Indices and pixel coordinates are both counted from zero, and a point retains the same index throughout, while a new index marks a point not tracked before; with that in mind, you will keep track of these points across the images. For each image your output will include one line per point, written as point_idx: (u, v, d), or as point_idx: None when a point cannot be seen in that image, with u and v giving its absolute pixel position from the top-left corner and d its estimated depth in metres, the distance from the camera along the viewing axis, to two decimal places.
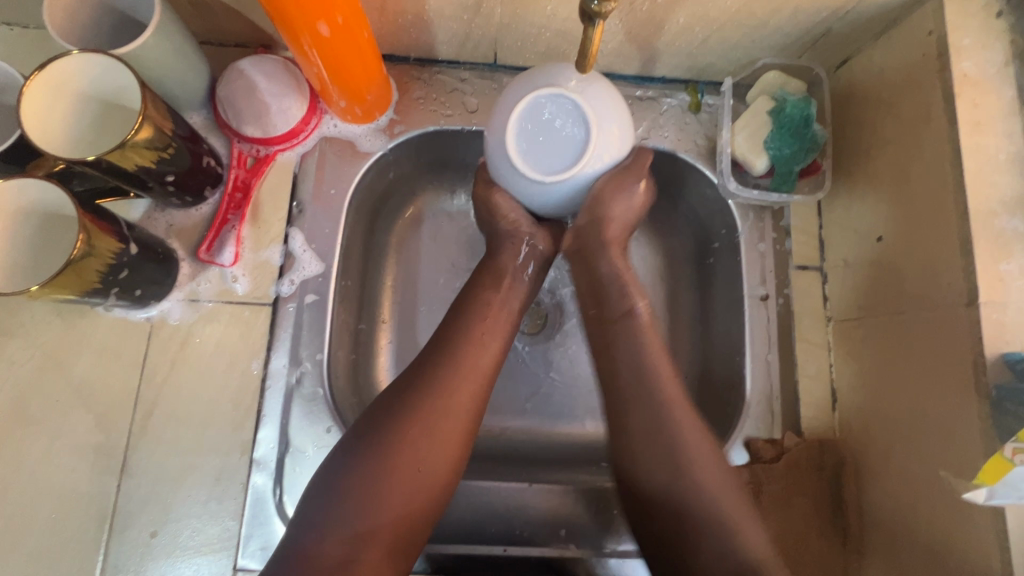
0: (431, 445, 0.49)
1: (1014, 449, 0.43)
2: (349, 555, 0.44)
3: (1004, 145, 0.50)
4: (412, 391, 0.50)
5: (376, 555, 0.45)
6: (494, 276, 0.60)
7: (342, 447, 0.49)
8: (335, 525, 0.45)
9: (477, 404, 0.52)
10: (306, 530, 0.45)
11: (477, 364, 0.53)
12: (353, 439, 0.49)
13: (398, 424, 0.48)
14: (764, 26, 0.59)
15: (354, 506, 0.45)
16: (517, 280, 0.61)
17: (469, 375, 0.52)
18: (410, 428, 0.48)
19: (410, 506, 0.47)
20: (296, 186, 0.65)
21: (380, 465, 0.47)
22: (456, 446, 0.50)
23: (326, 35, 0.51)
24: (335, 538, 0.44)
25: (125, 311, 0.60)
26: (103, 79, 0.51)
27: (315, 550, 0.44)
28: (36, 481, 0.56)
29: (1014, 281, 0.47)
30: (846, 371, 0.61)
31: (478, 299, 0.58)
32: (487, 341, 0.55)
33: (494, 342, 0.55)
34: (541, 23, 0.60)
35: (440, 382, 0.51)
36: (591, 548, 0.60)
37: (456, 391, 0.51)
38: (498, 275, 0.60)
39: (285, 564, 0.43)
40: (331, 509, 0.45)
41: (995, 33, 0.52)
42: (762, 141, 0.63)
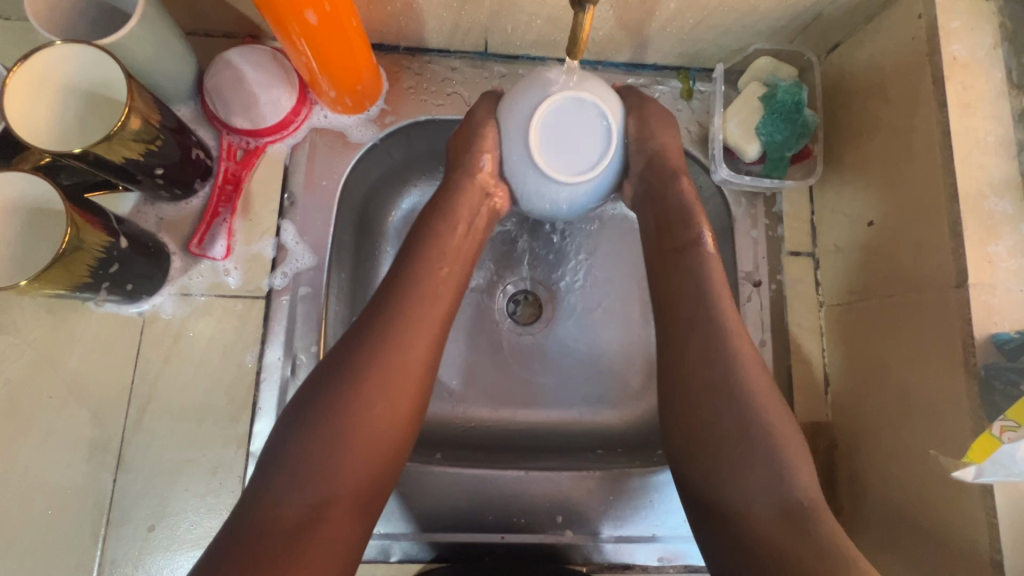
0: (385, 403, 0.49)
1: (1003, 427, 0.43)
2: (309, 516, 0.44)
3: (991, 128, 0.50)
4: (359, 349, 0.50)
5: (339, 515, 0.45)
6: (449, 222, 0.58)
7: (291, 412, 0.48)
8: (290, 489, 0.45)
9: (427, 359, 0.52)
10: (260, 497, 0.45)
11: (429, 319, 0.53)
12: (302, 402, 0.48)
13: (346, 383, 0.48)
14: (755, 11, 0.59)
15: (308, 468, 0.45)
16: (473, 230, 0.59)
17: (416, 331, 0.52)
18: (359, 384, 0.48)
19: (367, 465, 0.47)
20: (287, 177, 0.65)
21: (330, 425, 0.47)
22: (409, 403, 0.50)
23: (314, 23, 0.50)
24: (295, 500, 0.44)
25: (116, 306, 0.59)
26: (87, 71, 0.51)
27: (273, 512, 0.44)
28: (31, 478, 0.56)
29: (1002, 263, 0.48)
30: (838, 355, 0.62)
31: (432, 249, 0.56)
32: (439, 294, 0.55)
33: (445, 294, 0.55)
34: (532, 10, 0.59)
35: (388, 339, 0.50)
36: (588, 534, 0.61)
37: (404, 347, 0.50)
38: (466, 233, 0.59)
39: (244, 531, 0.43)
40: (284, 475, 0.45)
41: (984, 16, 0.52)
42: (754, 127, 0.64)
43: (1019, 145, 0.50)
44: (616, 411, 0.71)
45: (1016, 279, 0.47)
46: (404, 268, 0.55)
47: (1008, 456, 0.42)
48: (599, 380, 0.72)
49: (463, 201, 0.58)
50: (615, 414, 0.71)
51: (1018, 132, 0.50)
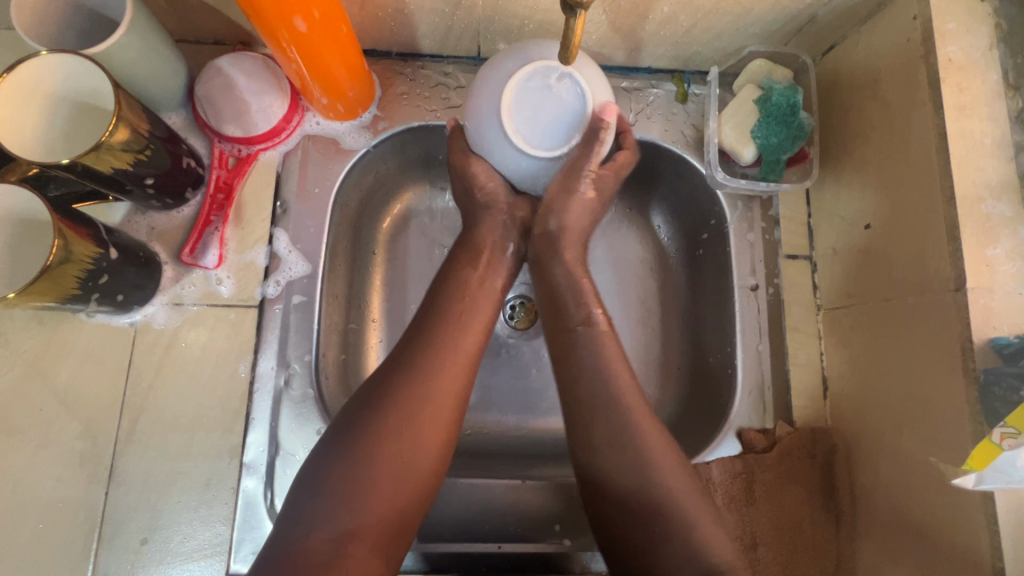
0: (415, 435, 0.48)
1: (1003, 433, 0.42)
2: (336, 551, 0.43)
3: (988, 130, 0.50)
4: (389, 381, 0.50)
5: (365, 549, 0.44)
6: (472, 253, 0.60)
7: (322, 445, 0.48)
8: (320, 520, 0.44)
9: (460, 391, 0.52)
10: (290, 530, 0.44)
11: (460, 347, 0.53)
12: (333, 433, 0.48)
13: (376, 413, 0.48)
14: (749, 14, 0.59)
15: (337, 498, 0.45)
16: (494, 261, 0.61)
17: (450, 361, 0.52)
18: (392, 413, 0.48)
19: (396, 495, 0.46)
20: (279, 185, 0.64)
21: (362, 454, 0.46)
22: (441, 433, 0.49)
23: (303, 30, 0.49)
24: (322, 533, 0.44)
25: (107, 317, 0.59)
26: (74, 81, 0.50)
27: (301, 546, 0.43)
28: (22, 491, 0.55)
29: (1000, 266, 0.47)
30: (836, 360, 0.62)
31: (456, 281, 0.57)
32: (468, 323, 0.55)
33: (474, 324, 0.55)
34: (523, 14, 0.59)
35: (417, 369, 0.51)
36: (585, 542, 0.61)
37: (435, 376, 0.51)
38: (475, 251, 0.60)
39: (275, 562, 0.43)
40: (314, 506, 0.45)
41: (980, 16, 0.52)
42: (749, 129, 0.63)
43: (1016, 146, 0.50)
44: None
45: (1015, 282, 0.47)
46: (435, 301, 0.56)
47: (1009, 464, 0.42)
48: None
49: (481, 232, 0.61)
50: None
51: (1015, 134, 0.50)
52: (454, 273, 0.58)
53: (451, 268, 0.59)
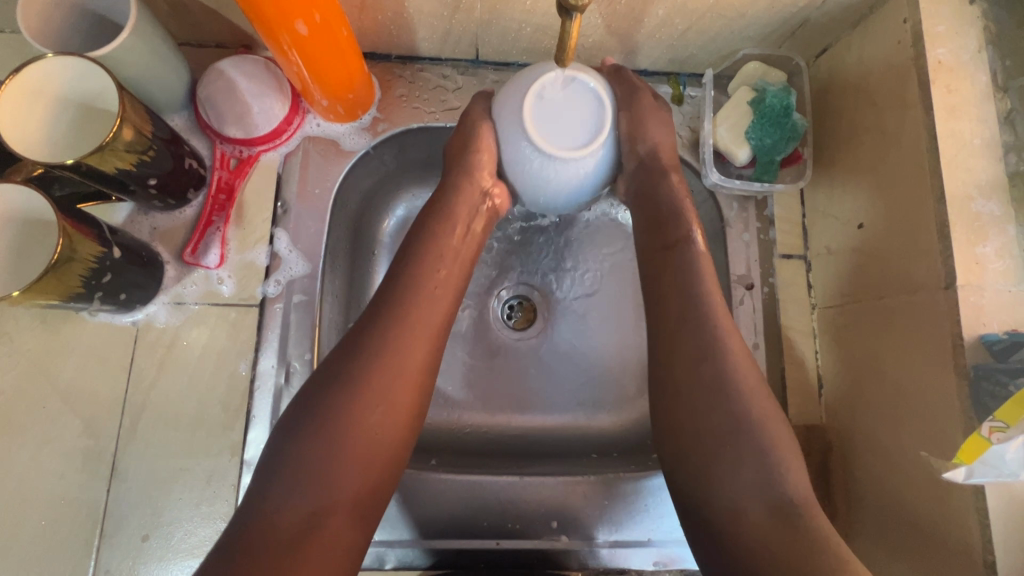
0: (381, 408, 0.49)
1: (991, 427, 0.43)
2: (309, 524, 0.44)
3: (977, 130, 0.51)
4: (355, 354, 0.50)
5: (339, 522, 0.45)
6: (446, 222, 0.58)
7: (290, 418, 0.48)
8: (290, 494, 0.44)
9: (426, 363, 0.52)
10: (257, 505, 0.44)
11: (427, 321, 0.53)
12: (299, 408, 0.48)
13: (344, 387, 0.48)
14: (743, 17, 0.59)
15: (307, 473, 0.45)
16: (469, 234, 0.59)
17: (414, 334, 0.52)
18: (359, 387, 0.48)
19: (367, 471, 0.47)
20: (280, 186, 0.65)
21: (330, 427, 0.47)
22: (408, 405, 0.50)
23: (305, 33, 0.50)
24: (294, 506, 0.44)
25: (110, 316, 0.59)
26: (79, 83, 0.51)
27: (272, 521, 0.43)
28: (25, 488, 0.56)
29: (990, 264, 0.48)
30: (831, 358, 0.62)
31: (430, 251, 0.56)
32: (437, 296, 0.55)
33: (444, 299, 0.55)
34: (521, 18, 0.60)
35: (383, 342, 0.50)
36: (582, 538, 0.61)
37: (403, 351, 0.51)
38: (449, 221, 0.58)
39: (243, 538, 0.43)
40: (283, 481, 0.45)
41: (969, 19, 0.52)
42: (744, 131, 0.64)
43: (1005, 146, 0.51)
44: (611, 416, 0.71)
45: (1005, 280, 0.48)
46: (405, 270, 0.55)
47: (997, 457, 0.43)
48: (594, 386, 0.72)
49: (460, 202, 0.59)
50: (611, 419, 0.71)
51: (1004, 135, 0.51)
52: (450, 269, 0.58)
53: (422, 237, 0.57)
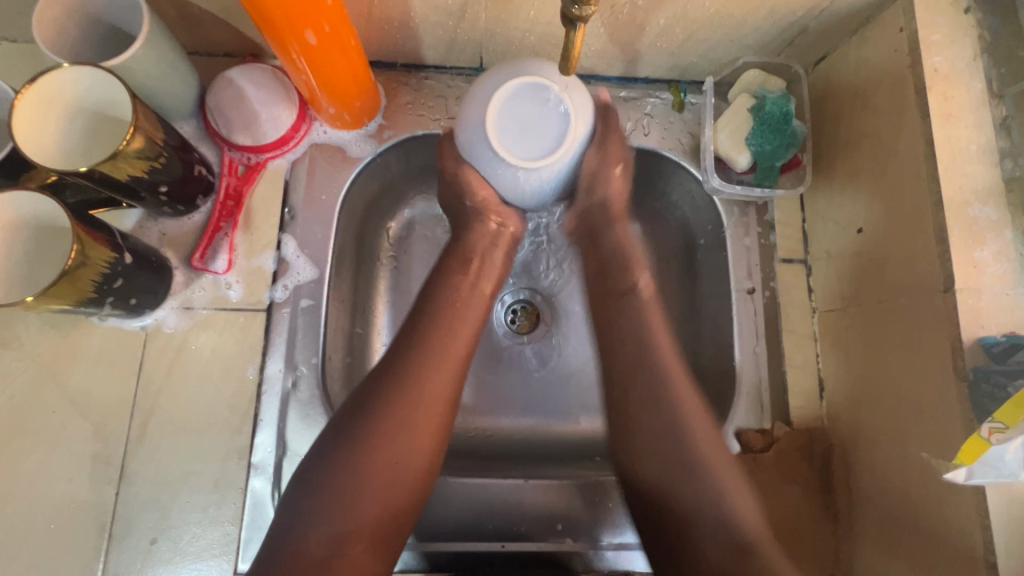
0: (406, 440, 0.50)
1: (991, 428, 0.44)
2: (334, 551, 0.46)
3: (973, 137, 0.52)
4: (380, 387, 0.51)
5: (361, 550, 0.47)
6: (462, 259, 0.60)
7: (318, 451, 0.49)
8: (316, 523, 0.46)
9: (450, 395, 0.53)
10: (286, 535, 0.46)
11: (449, 354, 0.54)
12: (325, 443, 0.49)
13: (366, 420, 0.49)
14: (742, 26, 0.61)
15: (330, 503, 0.47)
16: (486, 267, 0.61)
17: (439, 367, 0.53)
18: (379, 421, 0.49)
19: (386, 499, 0.48)
20: (287, 193, 0.66)
21: (357, 458, 0.48)
22: (432, 437, 0.51)
23: (313, 42, 0.51)
24: (318, 536, 0.46)
25: (120, 320, 0.60)
26: (92, 91, 0.52)
27: (299, 548, 0.45)
28: (34, 492, 0.56)
29: (987, 268, 0.49)
30: (832, 362, 0.63)
31: (448, 286, 0.58)
32: (458, 330, 0.56)
33: (463, 330, 0.56)
34: (525, 27, 0.61)
35: (409, 374, 0.51)
36: (587, 541, 0.62)
37: (423, 386, 0.51)
38: (466, 255, 0.61)
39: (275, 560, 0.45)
40: (310, 508, 0.47)
41: (964, 28, 0.54)
42: (743, 137, 0.65)
43: (1001, 153, 0.52)
44: None
45: (1002, 283, 0.49)
46: (427, 304, 0.57)
47: (997, 458, 0.43)
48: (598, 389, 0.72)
49: (473, 239, 0.61)
50: None
51: (999, 141, 0.52)
52: (446, 277, 0.59)
53: (441, 275, 0.59)
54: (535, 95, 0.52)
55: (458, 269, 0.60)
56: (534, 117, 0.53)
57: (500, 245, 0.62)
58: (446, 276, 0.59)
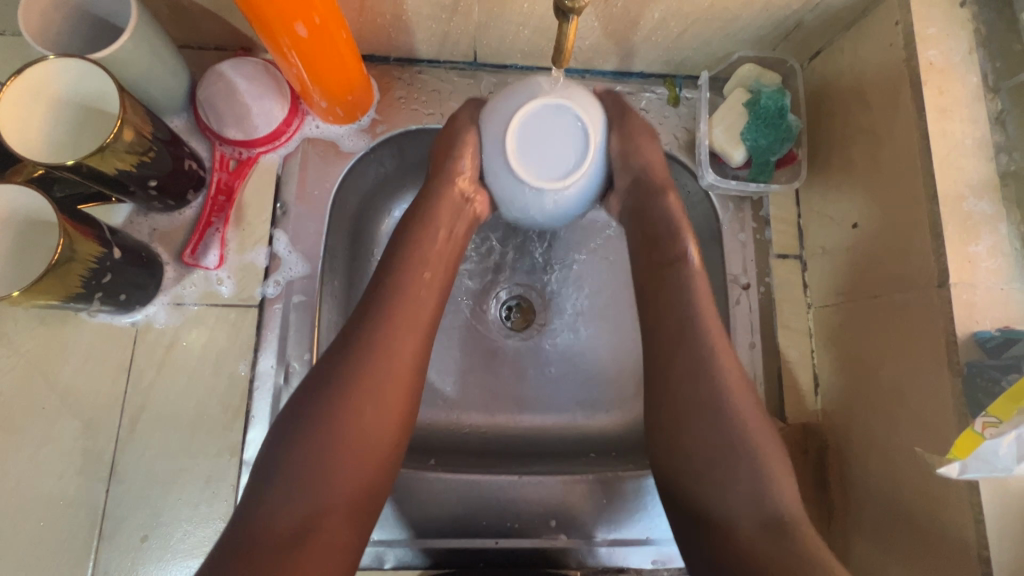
0: (374, 409, 0.49)
1: (984, 423, 0.43)
2: (303, 527, 0.44)
3: (968, 131, 0.51)
4: (345, 357, 0.50)
5: (335, 524, 0.46)
6: (427, 225, 0.58)
7: (284, 423, 0.48)
8: (284, 500, 0.45)
9: (417, 364, 0.52)
10: (253, 511, 0.45)
11: (414, 320, 0.53)
12: (291, 415, 0.48)
13: (333, 394, 0.48)
14: (738, 20, 0.60)
15: (300, 478, 0.46)
16: (455, 236, 0.59)
17: (405, 334, 0.52)
18: (348, 393, 0.48)
19: (358, 472, 0.47)
20: (279, 188, 0.65)
21: (327, 429, 0.47)
22: (400, 405, 0.50)
23: (304, 35, 0.51)
24: (287, 511, 0.45)
25: (110, 317, 0.60)
26: (79, 84, 0.51)
27: (267, 525, 0.44)
28: (23, 489, 0.56)
29: (981, 263, 0.49)
30: (826, 358, 0.63)
31: (415, 254, 0.56)
32: (423, 298, 0.55)
33: (430, 301, 0.55)
34: (519, 20, 0.60)
35: (374, 342, 0.51)
36: (581, 538, 0.61)
37: (390, 358, 0.51)
38: (431, 224, 0.58)
39: (240, 539, 0.43)
40: (277, 482, 0.45)
41: (959, 22, 0.53)
42: (738, 132, 0.64)
43: (996, 147, 0.51)
44: (609, 415, 0.71)
45: (996, 278, 0.49)
46: (390, 274, 0.55)
47: (991, 452, 0.43)
48: (593, 386, 0.72)
49: (443, 208, 0.58)
50: (610, 419, 0.71)
51: (994, 135, 0.52)
52: (409, 243, 0.57)
53: (408, 242, 0.57)
54: (539, 105, 0.52)
55: (426, 236, 0.57)
56: (549, 121, 0.53)
57: (468, 217, 0.60)
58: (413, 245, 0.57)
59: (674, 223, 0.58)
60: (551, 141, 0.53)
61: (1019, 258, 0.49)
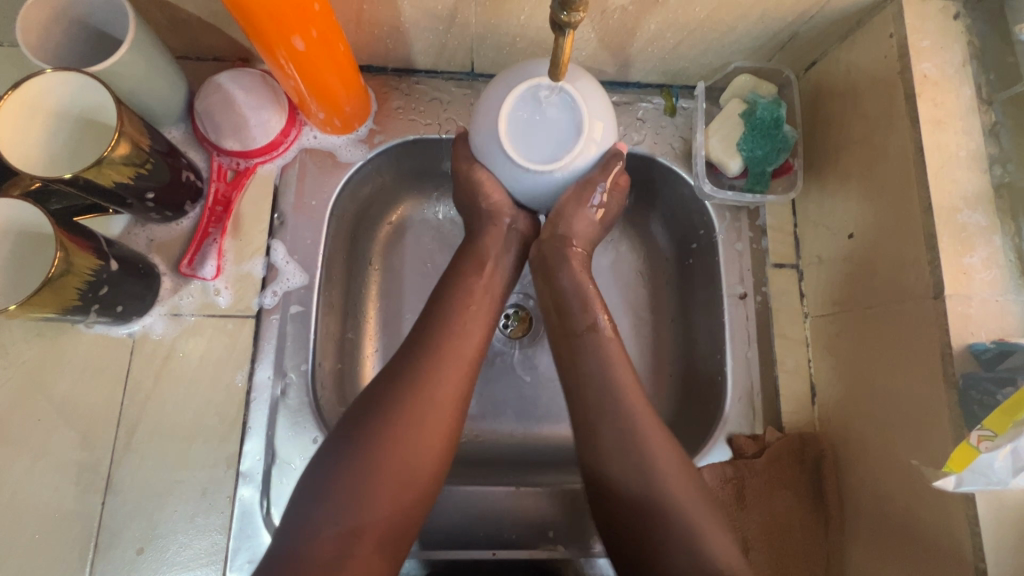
0: (421, 436, 0.49)
1: (979, 436, 0.44)
2: (342, 550, 0.44)
3: (963, 143, 0.52)
4: (396, 384, 0.51)
5: (369, 550, 0.45)
6: (475, 261, 0.61)
7: (331, 444, 0.49)
8: (326, 520, 0.45)
9: (464, 396, 0.53)
10: (294, 531, 0.45)
11: (463, 353, 0.54)
12: (338, 437, 0.49)
13: (382, 416, 0.49)
14: (733, 31, 0.61)
15: (344, 497, 0.45)
16: (499, 266, 0.62)
17: (454, 365, 0.53)
18: (396, 416, 0.49)
19: (400, 497, 0.47)
20: (277, 197, 0.65)
21: (372, 453, 0.47)
22: (446, 435, 0.50)
23: (301, 48, 0.51)
24: (327, 533, 0.44)
25: (106, 327, 0.60)
26: (77, 97, 0.51)
27: (306, 547, 0.44)
28: (18, 502, 0.56)
29: (976, 274, 0.49)
30: (823, 367, 0.63)
31: (461, 287, 0.58)
32: (470, 330, 0.56)
33: (476, 331, 0.56)
34: (515, 32, 0.61)
35: (424, 372, 0.51)
36: (579, 549, 0.61)
37: (437, 382, 0.51)
38: (481, 259, 0.61)
39: (282, 558, 0.43)
40: (320, 503, 0.45)
41: (953, 34, 0.54)
42: (734, 142, 0.65)
43: (990, 159, 0.52)
44: None
45: (991, 289, 0.49)
46: (441, 301, 0.57)
47: (986, 465, 0.43)
48: None
49: (488, 240, 0.62)
50: None
51: (989, 147, 0.52)
52: (458, 277, 0.59)
53: (455, 273, 0.60)
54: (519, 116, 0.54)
55: (472, 269, 0.60)
56: (533, 117, 0.54)
57: (514, 245, 0.63)
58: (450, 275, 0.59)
59: (581, 295, 0.60)
60: (538, 133, 0.55)
61: (1013, 269, 0.50)
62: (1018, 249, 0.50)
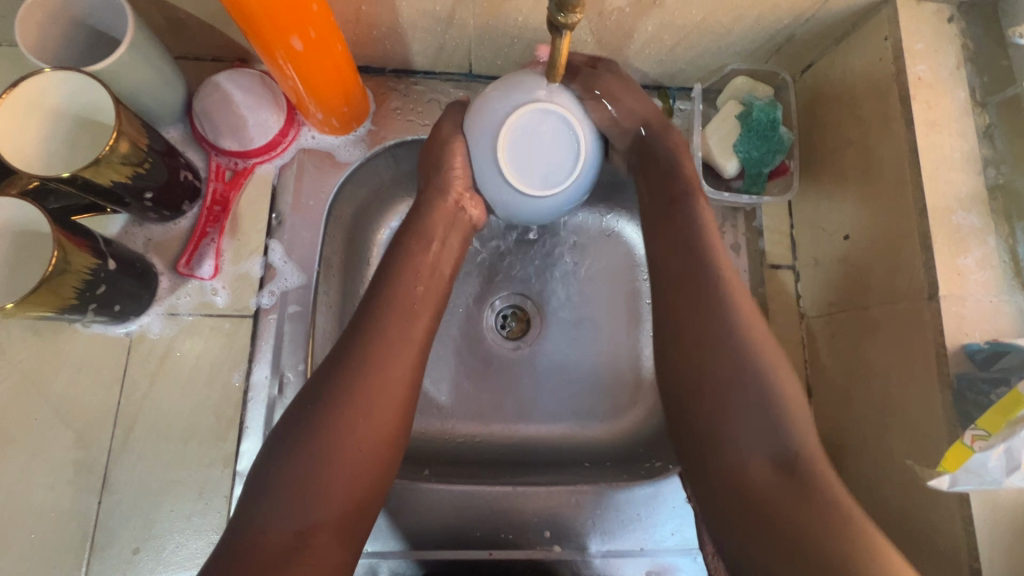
0: (367, 423, 0.49)
1: (973, 436, 0.44)
2: (296, 542, 0.44)
3: (957, 144, 0.52)
4: (341, 371, 0.50)
5: (326, 539, 0.45)
6: (421, 239, 0.59)
7: (276, 437, 0.48)
8: (277, 513, 0.44)
9: (411, 382, 0.52)
10: (247, 523, 0.44)
11: (411, 336, 0.54)
12: (283, 430, 0.48)
13: (330, 403, 0.48)
14: (730, 34, 0.61)
15: (291, 490, 0.45)
16: (447, 247, 0.60)
17: (400, 351, 0.52)
18: (344, 408, 0.48)
19: (351, 487, 0.47)
20: (275, 198, 0.65)
21: (320, 445, 0.47)
22: (394, 420, 0.50)
23: (300, 48, 0.51)
24: (280, 526, 0.44)
25: (104, 327, 0.60)
26: (76, 96, 0.51)
27: (258, 540, 0.43)
28: (15, 502, 0.56)
29: (971, 275, 0.49)
30: (820, 367, 0.63)
31: (408, 268, 0.57)
32: (419, 315, 0.55)
33: (424, 312, 0.56)
34: (513, 33, 0.61)
35: (369, 359, 0.51)
36: (576, 549, 0.61)
37: (384, 367, 0.51)
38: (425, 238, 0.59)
39: (231, 559, 0.43)
40: (269, 498, 0.45)
41: (946, 37, 0.54)
42: (731, 144, 0.65)
43: (984, 160, 0.52)
44: (603, 424, 0.71)
45: (985, 290, 0.49)
46: (386, 284, 0.56)
47: (980, 465, 0.43)
48: (588, 394, 0.72)
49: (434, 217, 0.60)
50: (603, 428, 0.71)
51: (982, 148, 0.52)
52: (404, 257, 0.58)
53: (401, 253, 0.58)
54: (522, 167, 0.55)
55: (417, 247, 0.58)
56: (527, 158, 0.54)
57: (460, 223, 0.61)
58: (437, 272, 0.59)
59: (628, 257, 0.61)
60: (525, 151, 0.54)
61: (1007, 270, 0.50)
62: (1011, 250, 0.50)
